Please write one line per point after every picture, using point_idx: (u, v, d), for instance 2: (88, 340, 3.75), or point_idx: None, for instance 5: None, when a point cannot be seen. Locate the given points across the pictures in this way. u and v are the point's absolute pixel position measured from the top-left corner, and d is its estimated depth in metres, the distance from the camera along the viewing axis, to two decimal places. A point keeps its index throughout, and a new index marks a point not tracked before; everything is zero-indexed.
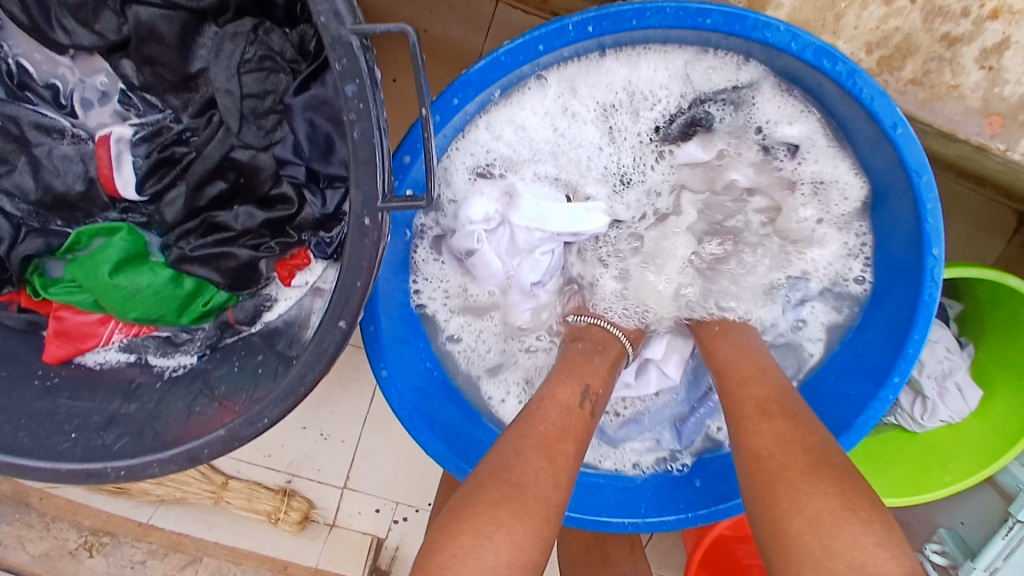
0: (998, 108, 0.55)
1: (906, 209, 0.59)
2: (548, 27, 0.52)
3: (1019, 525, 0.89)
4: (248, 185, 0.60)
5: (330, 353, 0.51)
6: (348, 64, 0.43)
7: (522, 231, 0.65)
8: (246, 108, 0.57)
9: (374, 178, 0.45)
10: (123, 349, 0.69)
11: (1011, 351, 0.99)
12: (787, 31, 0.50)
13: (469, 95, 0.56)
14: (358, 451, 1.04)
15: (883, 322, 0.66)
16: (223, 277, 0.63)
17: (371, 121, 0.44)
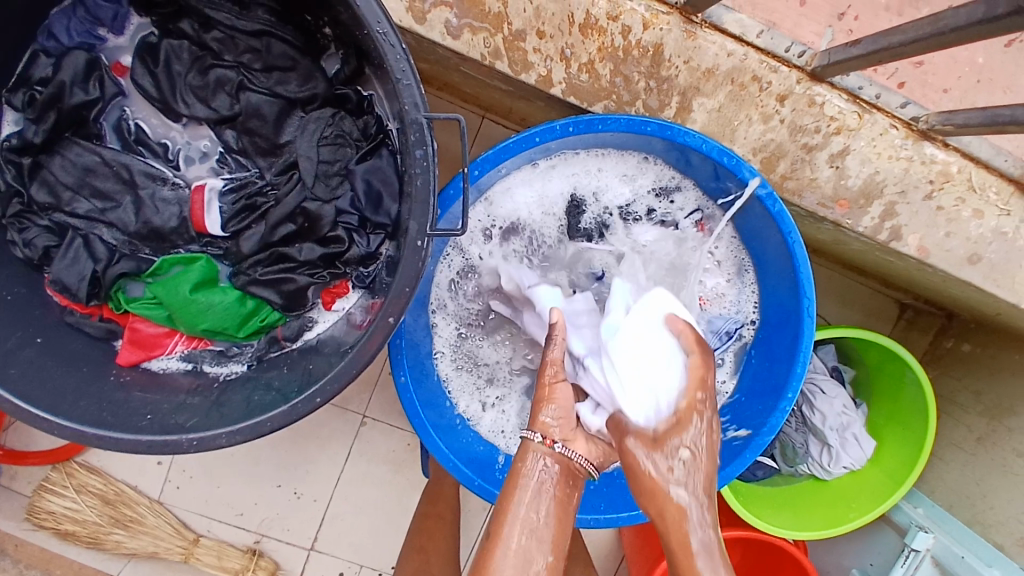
0: (845, 195, 0.81)
1: (785, 268, 0.83)
2: (542, 127, 0.75)
3: (912, 554, 1.13)
4: (310, 228, 0.79)
5: (380, 342, 0.69)
6: (419, 136, 0.64)
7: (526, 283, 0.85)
8: (320, 170, 0.78)
9: (427, 213, 0.66)
10: (182, 359, 0.83)
11: (895, 407, 1.20)
12: (700, 137, 0.76)
13: (485, 169, 0.77)
14: (327, 511, 1.42)
15: (771, 354, 0.88)
16: (280, 298, 0.80)
17: (430, 175, 0.65)
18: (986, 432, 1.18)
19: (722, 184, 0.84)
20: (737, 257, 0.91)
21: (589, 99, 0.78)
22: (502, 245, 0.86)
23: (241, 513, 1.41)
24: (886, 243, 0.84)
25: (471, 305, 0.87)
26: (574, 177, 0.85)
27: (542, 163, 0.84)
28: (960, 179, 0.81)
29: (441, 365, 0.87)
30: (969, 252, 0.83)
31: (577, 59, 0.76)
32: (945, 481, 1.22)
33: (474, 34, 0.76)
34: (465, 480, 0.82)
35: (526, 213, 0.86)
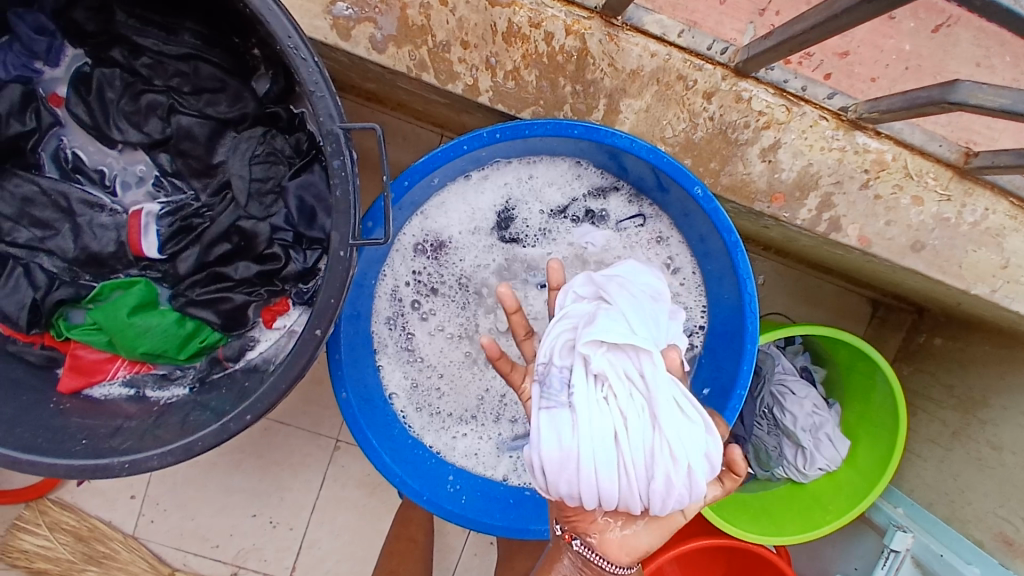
0: (779, 189, 0.81)
1: (725, 265, 0.82)
2: (467, 134, 0.75)
3: (892, 555, 1.09)
4: (247, 246, 0.79)
5: (309, 354, 0.68)
6: (335, 145, 0.64)
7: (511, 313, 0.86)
8: (252, 188, 0.78)
9: (347, 223, 0.66)
10: (125, 384, 0.83)
11: (867, 407, 1.18)
12: (627, 137, 0.75)
13: (414, 179, 0.77)
14: (304, 539, 1.40)
15: (718, 356, 0.87)
16: (219, 318, 0.80)
17: (349, 184, 0.65)
18: (960, 426, 1.15)
19: (656, 185, 0.83)
20: (680, 259, 0.89)
21: (518, 105, 0.79)
22: (442, 258, 0.85)
23: (216, 545, 1.39)
24: (826, 235, 0.83)
25: (414, 321, 0.86)
26: (508, 187, 0.85)
27: (475, 173, 0.84)
28: (895, 167, 0.81)
29: (386, 380, 0.86)
30: (911, 240, 0.83)
31: (503, 67, 0.77)
32: (923, 480, 1.18)
33: (399, 47, 0.77)
34: (414, 494, 0.81)
35: (464, 225, 0.85)
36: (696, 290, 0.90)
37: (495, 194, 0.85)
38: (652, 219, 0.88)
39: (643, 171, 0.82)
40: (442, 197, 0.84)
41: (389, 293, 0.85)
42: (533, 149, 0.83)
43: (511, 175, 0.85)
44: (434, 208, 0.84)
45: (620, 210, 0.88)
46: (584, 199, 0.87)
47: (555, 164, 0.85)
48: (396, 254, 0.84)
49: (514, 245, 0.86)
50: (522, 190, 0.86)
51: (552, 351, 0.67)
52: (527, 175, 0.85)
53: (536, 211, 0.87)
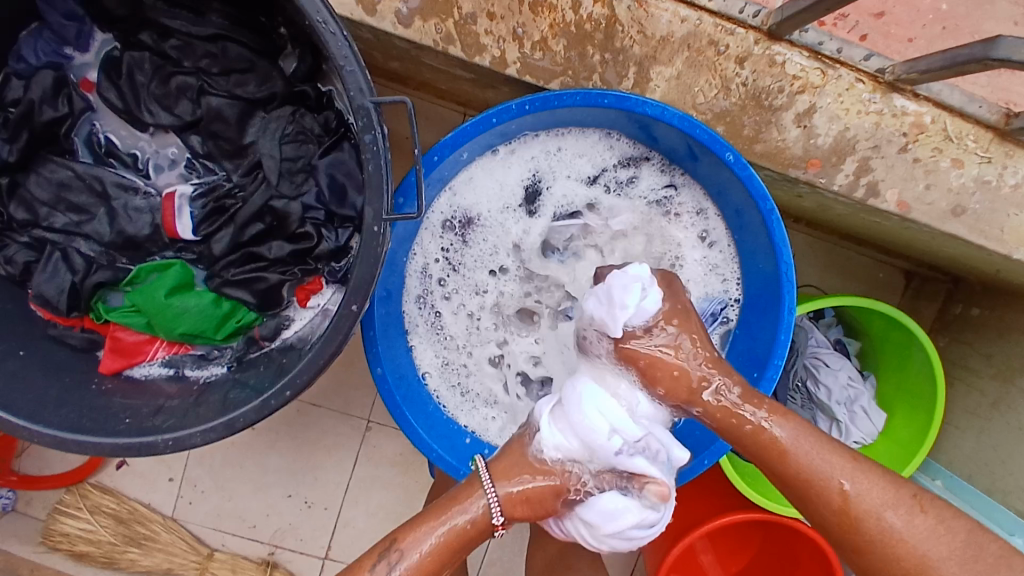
0: (815, 155, 0.79)
1: (760, 234, 0.80)
2: (497, 106, 0.74)
3: None
4: (280, 226, 0.80)
5: (345, 330, 0.69)
6: (366, 120, 0.64)
7: None
8: (283, 168, 0.79)
9: (380, 198, 0.66)
10: (164, 364, 0.84)
11: (903, 378, 1.16)
12: (658, 105, 0.74)
13: (444, 154, 0.76)
14: (338, 517, 1.42)
15: (753, 328, 0.85)
16: (253, 297, 0.81)
17: (381, 159, 0.65)
18: (1000, 395, 1.12)
19: (688, 155, 0.82)
20: (715, 231, 0.87)
21: (546, 76, 0.78)
22: (471, 235, 0.85)
23: (253, 526, 1.42)
24: (863, 201, 0.81)
25: (443, 298, 0.86)
26: (537, 161, 0.84)
27: (503, 148, 0.83)
28: (934, 129, 0.79)
29: (418, 358, 0.86)
30: (951, 204, 0.81)
31: (530, 38, 0.76)
32: (961, 451, 1.16)
33: (425, 21, 0.76)
34: (451, 469, 0.80)
35: (493, 201, 0.85)
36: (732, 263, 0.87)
37: (523, 168, 0.84)
38: (683, 192, 0.86)
39: (674, 140, 0.81)
40: (470, 173, 0.84)
41: (419, 272, 0.85)
42: (561, 121, 0.81)
43: (539, 149, 0.84)
44: (462, 185, 0.84)
45: (650, 183, 0.86)
46: (613, 171, 0.86)
47: (584, 136, 0.84)
48: (425, 231, 0.84)
49: (543, 220, 0.86)
50: (550, 164, 0.85)
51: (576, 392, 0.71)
52: (556, 148, 0.84)
53: (564, 186, 0.85)
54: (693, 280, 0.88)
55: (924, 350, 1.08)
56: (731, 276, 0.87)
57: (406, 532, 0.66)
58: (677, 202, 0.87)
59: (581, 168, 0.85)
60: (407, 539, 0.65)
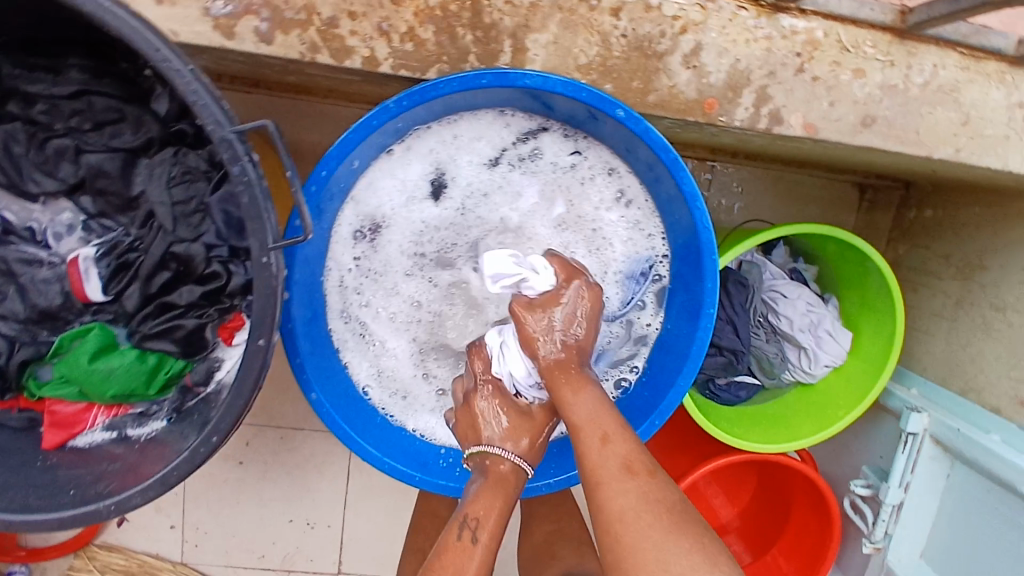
0: (710, 94, 0.77)
1: (670, 187, 0.79)
2: (374, 110, 0.71)
3: (911, 438, 1.09)
4: (186, 270, 0.78)
5: (260, 366, 0.67)
6: (230, 151, 0.62)
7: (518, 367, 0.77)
8: (177, 212, 0.77)
9: (263, 228, 0.64)
10: (107, 428, 0.84)
11: (864, 294, 1.14)
12: (540, 77, 0.72)
13: (332, 167, 0.73)
14: (342, 532, 1.43)
15: (683, 279, 0.84)
16: (176, 346, 0.80)
17: (255, 189, 0.63)
18: (962, 294, 1.11)
19: (585, 118, 0.80)
20: (630, 188, 0.86)
21: (421, 69, 0.75)
22: (384, 240, 0.83)
23: (262, 555, 1.43)
24: (769, 130, 0.79)
25: (370, 309, 0.85)
26: (435, 153, 0.82)
27: (398, 147, 0.81)
28: (828, 44, 0.77)
29: (355, 371, 0.86)
30: (859, 116, 0.78)
31: (395, 30, 0.73)
32: (932, 355, 1.16)
33: (285, 34, 0.73)
34: (405, 477, 0.82)
35: (399, 202, 0.83)
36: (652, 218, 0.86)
37: (423, 163, 0.82)
38: (590, 155, 0.85)
39: (568, 106, 0.79)
40: (370, 179, 0.81)
41: (339, 288, 0.84)
42: (451, 109, 0.79)
43: (436, 140, 0.82)
44: (364, 192, 0.82)
45: (555, 153, 0.85)
46: (515, 149, 0.84)
47: (478, 119, 0.82)
48: (336, 244, 0.82)
49: (454, 212, 0.84)
50: (448, 153, 0.83)
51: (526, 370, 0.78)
52: (452, 137, 0.82)
53: (469, 172, 0.84)
54: (616, 241, 0.87)
55: (882, 277, 1.08)
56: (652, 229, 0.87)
57: (476, 506, 0.72)
58: (585, 166, 0.85)
59: (482, 151, 0.83)
60: (476, 510, 0.72)
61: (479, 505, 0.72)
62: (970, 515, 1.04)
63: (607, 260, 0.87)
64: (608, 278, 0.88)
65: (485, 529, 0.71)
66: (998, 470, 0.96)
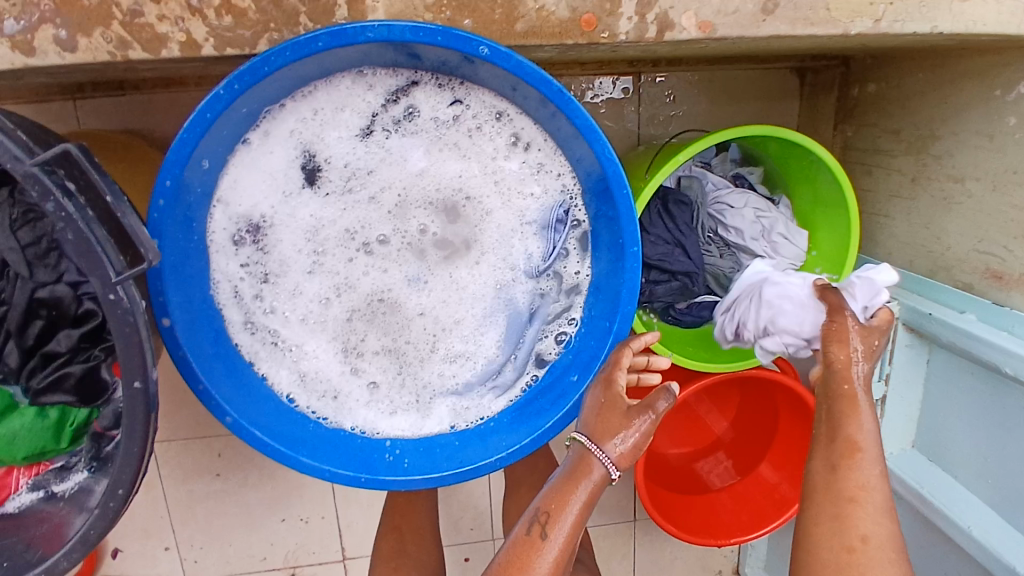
0: (585, 9, 0.67)
1: (563, 120, 0.72)
2: (204, 101, 0.63)
3: (885, 328, 1.05)
4: (60, 314, 0.72)
5: (143, 409, 0.62)
6: (37, 187, 0.55)
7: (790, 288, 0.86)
8: (31, 255, 0.70)
9: (100, 262, 0.57)
10: (33, 488, 0.79)
11: (813, 188, 1.07)
12: (382, 25, 0.63)
13: (176, 173, 0.65)
14: (340, 520, 1.42)
15: (601, 218, 0.78)
16: (72, 396, 0.73)
17: (78, 223, 0.56)
18: (917, 170, 1.04)
19: (453, 61, 0.72)
20: (524, 129, 0.78)
21: (249, 40, 0.66)
22: (268, 239, 0.76)
23: (265, 557, 1.43)
24: (660, 37, 0.70)
25: (274, 314, 0.78)
26: (299, 133, 0.75)
27: (255, 134, 0.74)
28: None
29: (276, 382, 0.80)
30: (757, 4, 0.70)
31: (209, 4, 0.64)
32: (896, 238, 1.09)
33: (88, 35, 0.64)
34: (350, 481, 0.77)
35: (273, 195, 0.75)
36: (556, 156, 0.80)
37: (286, 147, 0.74)
38: (472, 102, 0.77)
39: (429, 52, 0.71)
40: (233, 175, 0.74)
41: (233, 298, 0.77)
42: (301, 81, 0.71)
43: (295, 119, 0.74)
44: (230, 191, 0.74)
45: (433, 107, 0.77)
46: (387, 112, 0.76)
47: (336, 86, 0.74)
48: (216, 254, 0.76)
49: (338, 193, 0.77)
50: (313, 130, 0.75)
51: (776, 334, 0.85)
52: (313, 112, 0.74)
53: (342, 146, 0.76)
54: (521, 189, 0.80)
55: (833, 174, 1.00)
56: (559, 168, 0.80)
57: (554, 503, 0.69)
58: (468, 116, 0.78)
59: (351, 121, 0.76)
60: (550, 503, 0.69)
61: (550, 500, 0.69)
62: (958, 398, 1.00)
63: (517, 211, 0.81)
64: (524, 230, 0.81)
65: (560, 528, 0.68)
66: (977, 350, 0.91)
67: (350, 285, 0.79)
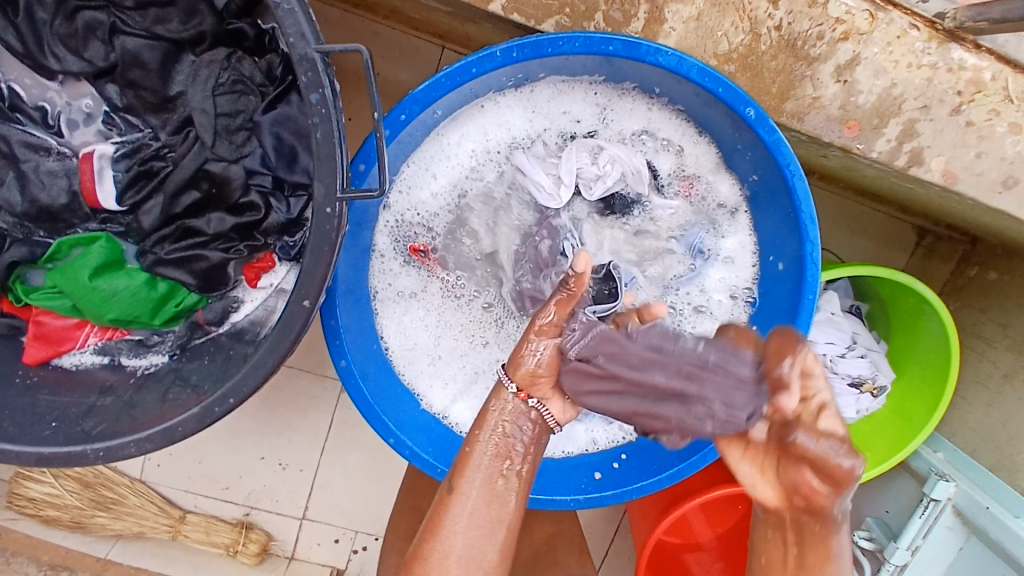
0: (854, 115, 0.67)
1: (783, 202, 0.69)
2: (479, 53, 0.60)
3: (932, 504, 1.03)
4: (219, 194, 0.67)
5: (296, 330, 0.57)
6: (312, 75, 0.51)
7: (842, 380, 1.06)
8: (220, 125, 0.65)
9: (334, 173, 0.53)
10: (98, 352, 0.74)
11: (912, 343, 1.09)
12: (675, 55, 0.61)
13: (414, 111, 0.63)
14: (315, 479, 1.27)
15: (774, 309, 0.73)
16: (194, 279, 0.69)
17: (333, 125, 0.52)
18: (1014, 368, 1.06)
19: (679, 99, 0.69)
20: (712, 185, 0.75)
21: (537, 14, 0.64)
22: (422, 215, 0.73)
23: (227, 486, 1.26)
24: (904, 170, 0.70)
25: (401, 296, 0.75)
26: (518, 132, 0.73)
27: (453, 118, 0.70)
28: (994, 88, 0.66)
29: (384, 333, 0.75)
30: (1004, 175, 0.69)
31: None
32: (966, 423, 1.12)
33: None
34: (426, 467, 0.72)
35: (458, 181, 0.73)
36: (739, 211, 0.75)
37: (470, 137, 0.72)
38: (661, 136, 0.73)
39: (666, 84, 0.67)
40: (419, 155, 0.71)
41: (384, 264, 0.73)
42: (525, 77, 0.68)
43: (497, 114, 0.71)
44: (411, 166, 0.71)
45: (626, 128, 0.73)
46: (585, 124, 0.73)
47: (540, 95, 0.71)
48: (385, 217, 0.73)
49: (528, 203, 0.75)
50: (506, 127, 0.72)
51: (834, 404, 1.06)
52: (513, 109, 0.71)
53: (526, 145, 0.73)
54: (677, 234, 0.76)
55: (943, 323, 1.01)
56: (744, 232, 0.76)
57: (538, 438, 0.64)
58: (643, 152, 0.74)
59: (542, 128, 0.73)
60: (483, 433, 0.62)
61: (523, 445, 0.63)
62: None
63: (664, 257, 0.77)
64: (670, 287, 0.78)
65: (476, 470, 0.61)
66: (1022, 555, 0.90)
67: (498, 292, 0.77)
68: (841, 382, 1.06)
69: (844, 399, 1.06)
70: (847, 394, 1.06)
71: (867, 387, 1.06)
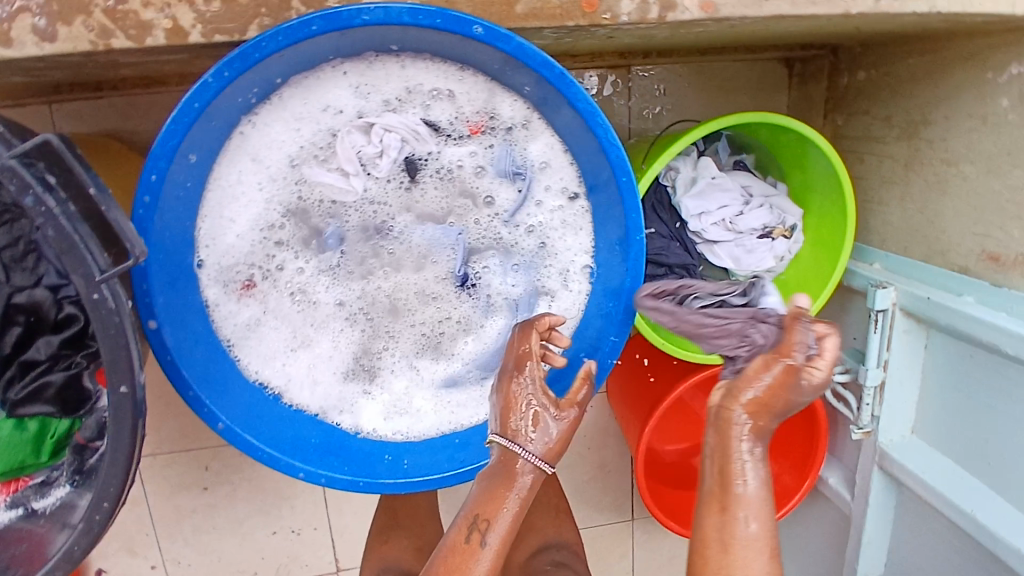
0: None
1: (561, 101, 0.68)
2: (190, 89, 0.58)
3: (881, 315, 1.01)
4: (38, 319, 0.70)
5: (131, 418, 0.57)
6: (13, 181, 0.50)
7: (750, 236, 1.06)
8: (7, 258, 0.68)
9: (83, 260, 0.53)
10: (9, 509, 0.71)
11: (806, 175, 1.07)
12: (377, 7, 0.59)
13: (161, 168, 0.61)
14: (332, 531, 1.27)
15: (607, 198, 0.72)
16: (54, 406, 0.70)
17: (58, 218, 0.52)
18: (911, 155, 1.03)
19: (421, 44, 0.67)
20: (496, 109, 0.73)
21: None
22: (240, 259, 0.73)
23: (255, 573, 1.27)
24: (662, 20, 0.68)
25: (255, 339, 0.74)
26: (291, 144, 0.71)
27: (219, 156, 0.68)
28: None
29: (259, 378, 0.74)
30: None
31: None
32: (890, 226, 1.08)
33: None
34: (348, 486, 0.72)
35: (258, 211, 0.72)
36: (534, 122, 0.74)
37: (246, 167, 0.70)
38: (425, 85, 0.72)
39: (398, 36, 0.65)
40: (206, 204, 0.70)
41: (227, 317, 0.73)
42: (264, 88, 0.66)
43: (260, 134, 0.69)
44: (203, 218, 0.70)
45: (389, 94, 0.72)
46: (349, 106, 0.72)
47: (291, 98, 0.69)
48: (205, 275, 0.72)
49: (338, 205, 0.75)
50: (276, 141, 0.70)
51: (755, 262, 1.06)
52: (273, 123, 0.70)
53: (305, 151, 0.72)
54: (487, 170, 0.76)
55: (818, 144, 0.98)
56: (549, 139, 0.74)
57: (488, 504, 0.61)
58: (415, 108, 0.73)
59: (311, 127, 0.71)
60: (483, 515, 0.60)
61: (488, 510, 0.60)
62: (966, 392, 0.96)
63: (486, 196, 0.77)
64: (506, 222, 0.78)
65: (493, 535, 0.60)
66: (978, 331, 0.89)
67: (358, 298, 0.77)
68: (751, 238, 1.06)
69: (761, 254, 1.06)
70: (763, 247, 1.06)
71: (778, 233, 1.06)
